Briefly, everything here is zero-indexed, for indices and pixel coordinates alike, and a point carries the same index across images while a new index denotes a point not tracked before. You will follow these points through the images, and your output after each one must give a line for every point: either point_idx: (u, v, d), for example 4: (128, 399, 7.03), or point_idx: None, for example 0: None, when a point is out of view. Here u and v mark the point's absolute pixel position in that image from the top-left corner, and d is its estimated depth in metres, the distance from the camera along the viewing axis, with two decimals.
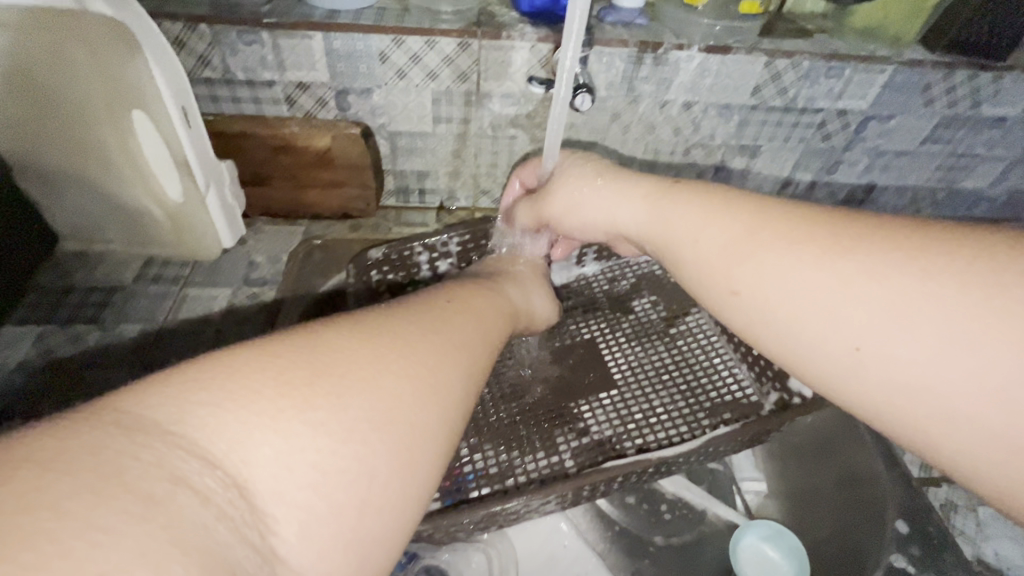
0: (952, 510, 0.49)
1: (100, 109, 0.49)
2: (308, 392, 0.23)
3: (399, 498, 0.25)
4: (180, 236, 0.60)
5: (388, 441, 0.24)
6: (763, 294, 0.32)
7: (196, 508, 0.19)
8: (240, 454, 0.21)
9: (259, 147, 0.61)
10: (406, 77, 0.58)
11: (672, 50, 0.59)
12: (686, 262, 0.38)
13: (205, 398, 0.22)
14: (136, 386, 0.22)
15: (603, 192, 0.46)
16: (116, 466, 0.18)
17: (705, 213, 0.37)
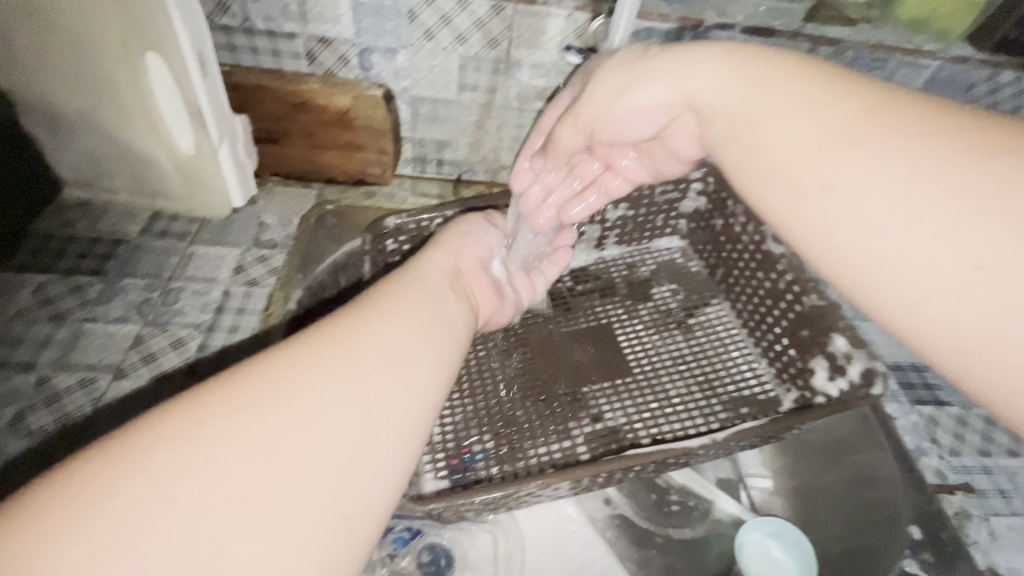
0: (967, 519, 0.47)
1: (112, 50, 0.46)
2: (241, 399, 0.25)
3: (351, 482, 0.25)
4: (189, 191, 0.57)
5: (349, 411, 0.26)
6: (858, 191, 0.27)
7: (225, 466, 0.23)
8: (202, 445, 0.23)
9: (275, 103, 0.58)
10: (434, 39, 0.56)
11: (714, 29, 0.56)
12: (762, 157, 0.31)
13: (209, 439, 0.23)
14: (186, 409, 0.24)
15: (657, 74, 0.36)
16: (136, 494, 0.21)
17: (796, 92, 0.30)
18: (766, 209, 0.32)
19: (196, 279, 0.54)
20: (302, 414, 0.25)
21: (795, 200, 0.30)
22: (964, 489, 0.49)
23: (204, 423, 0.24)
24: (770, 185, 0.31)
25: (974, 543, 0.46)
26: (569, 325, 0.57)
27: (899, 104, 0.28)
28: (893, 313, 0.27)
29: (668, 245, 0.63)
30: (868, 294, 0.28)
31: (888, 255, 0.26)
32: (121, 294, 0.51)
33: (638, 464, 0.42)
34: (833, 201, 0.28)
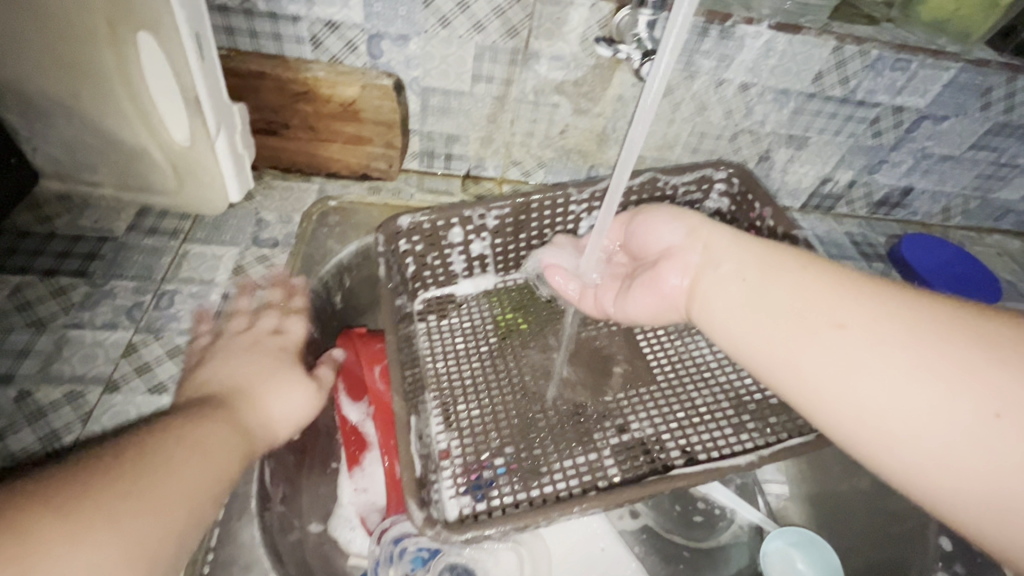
0: None
1: (98, 31, 0.42)
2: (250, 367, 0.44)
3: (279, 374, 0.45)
4: (181, 185, 0.53)
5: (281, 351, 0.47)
6: (865, 341, 0.32)
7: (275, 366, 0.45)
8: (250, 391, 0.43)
9: (277, 91, 0.54)
10: (449, 26, 0.52)
11: (741, 24, 0.54)
12: (775, 295, 0.37)
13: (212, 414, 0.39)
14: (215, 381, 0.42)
15: (686, 219, 0.46)
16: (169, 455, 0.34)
17: (805, 259, 0.38)
18: (777, 352, 0.36)
19: (191, 281, 0.50)
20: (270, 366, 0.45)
21: (811, 340, 0.34)
22: None
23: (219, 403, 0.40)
24: (788, 320, 0.36)
25: None
26: (588, 330, 0.55)
27: (895, 283, 0.35)
28: (890, 460, 0.31)
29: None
30: (892, 444, 0.31)
31: (885, 406, 0.31)
32: (108, 298, 0.47)
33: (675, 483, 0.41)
34: (849, 340, 0.33)
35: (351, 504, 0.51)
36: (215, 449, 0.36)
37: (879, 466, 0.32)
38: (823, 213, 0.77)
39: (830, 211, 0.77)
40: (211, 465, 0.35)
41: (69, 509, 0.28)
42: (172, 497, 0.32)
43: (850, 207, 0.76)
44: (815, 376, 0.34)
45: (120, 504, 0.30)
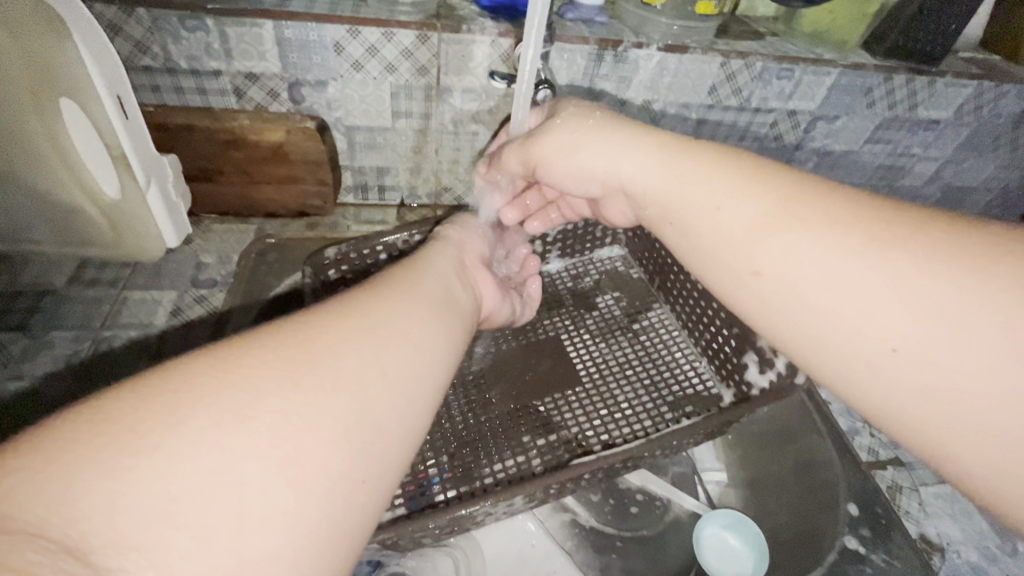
0: (898, 492, 0.50)
1: (22, 99, 0.45)
2: (392, 337, 0.29)
3: (420, 326, 0.32)
4: (117, 236, 0.56)
5: (427, 334, 0.32)
6: (783, 275, 0.32)
7: (379, 342, 0.28)
8: (398, 331, 0.30)
9: (206, 142, 0.57)
10: (363, 70, 0.56)
11: (632, 48, 0.59)
12: (696, 232, 0.37)
13: (297, 392, 0.24)
14: (309, 325, 0.28)
15: (603, 146, 0.42)
16: (236, 407, 0.22)
17: (730, 187, 0.35)
18: (722, 294, 0.36)
19: (130, 325, 0.52)
20: (383, 346, 0.28)
21: (738, 289, 0.35)
22: (893, 463, 0.53)
23: (307, 359, 0.25)
24: (713, 265, 0.36)
25: (905, 514, 0.49)
26: (520, 340, 0.58)
27: (812, 198, 0.32)
28: (828, 388, 0.32)
29: (608, 254, 0.66)
30: (825, 378, 0.31)
31: (837, 327, 0.30)
32: (48, 349, 0.49)
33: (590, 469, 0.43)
34: (766, 285, 0.33)
35: None
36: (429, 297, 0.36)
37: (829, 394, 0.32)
38: None
39: None
40: (430, 314, 0.34)
41: (284, 376, 0.24)
42: (404, 365, 0.29)
43: None
44: (746, 316, 0.35)
45: (351, 348, 0.27)
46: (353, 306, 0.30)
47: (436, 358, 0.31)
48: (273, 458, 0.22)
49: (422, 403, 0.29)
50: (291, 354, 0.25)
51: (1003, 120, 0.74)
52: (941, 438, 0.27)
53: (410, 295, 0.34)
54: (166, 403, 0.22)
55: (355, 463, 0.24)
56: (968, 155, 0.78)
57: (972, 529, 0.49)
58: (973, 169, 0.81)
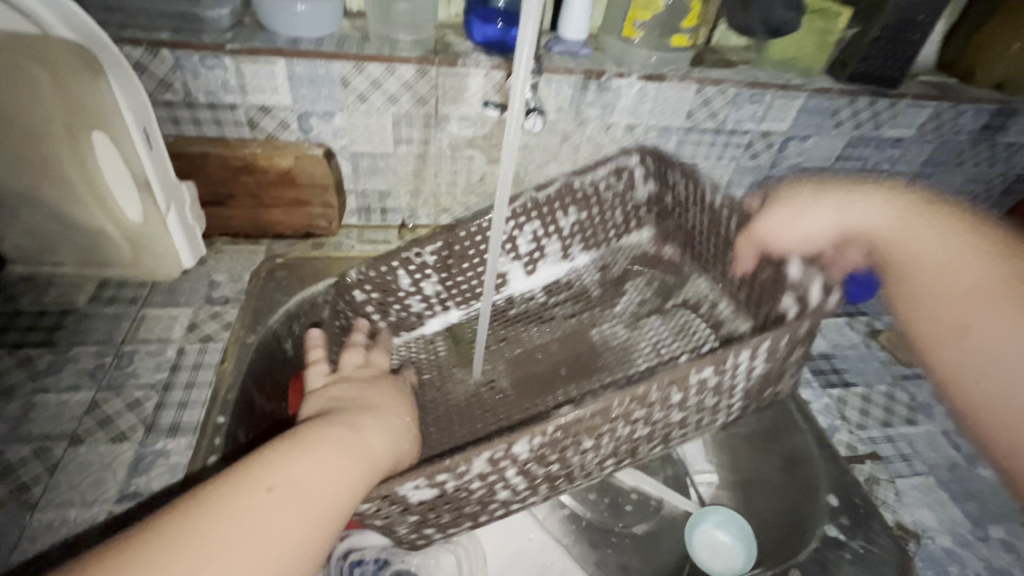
0: (875, 483, 0.54)
1: (57, 133, 0.49)
2: (339, 442, 0.38)
3: (361, 432, 0.40)
4: (137, 257, 0.59)
5: (364, 434, 0.41)
6: (990, 336, 0.38)
7: (327, 450, 0.37)
8: (344, 435, 0.39)
9: (220, 168, 0.62)
10: (367, 101, 0.61)
11: (614, 78, 0.64)
12: (914, 286, 0.44)
13: (262, 508, 0.32)
14: (269, 450, 0.36)
15: (870, 206, 0.48)
16: (214, 531, 0.30)
17: (962, 250, 0.43)
18: (929, 334, 0.42)
19: (149, 340, 0.55)
20: (330, 452, 0.37)
21: (942, 347, 0.40)
22: (871, 458, 0.56)
23: (268, 478, 0.34)
24: (925, 327, 0.42)
25: (882, 503, 0.52)
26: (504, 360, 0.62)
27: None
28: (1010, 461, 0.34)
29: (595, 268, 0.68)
30: (996, 426, 0.35)
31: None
32: (72, 362, 0.52)
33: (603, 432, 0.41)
34: (967, 341, 0.39)
35: None
36: (394, 417, 0.45)
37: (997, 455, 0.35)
38: None
39: None
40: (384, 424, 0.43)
41: (248, 500, 0.32)
42: (346, 462, 0.37)
43: None
44: (937, 369, 0.40)
45: (318, 455, 0.36)
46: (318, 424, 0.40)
47: (375, 449, 0.40)
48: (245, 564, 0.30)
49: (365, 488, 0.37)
50: (254, 478, 0.33)
51: (963, 137, 0.80)
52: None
53: (370, 418, 0.43)
54: (194, 513, 0.31)
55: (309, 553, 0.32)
56: (933, 170, 0.84)
57: (945, 517, 0.52)
58: (940, 183, 0.86)
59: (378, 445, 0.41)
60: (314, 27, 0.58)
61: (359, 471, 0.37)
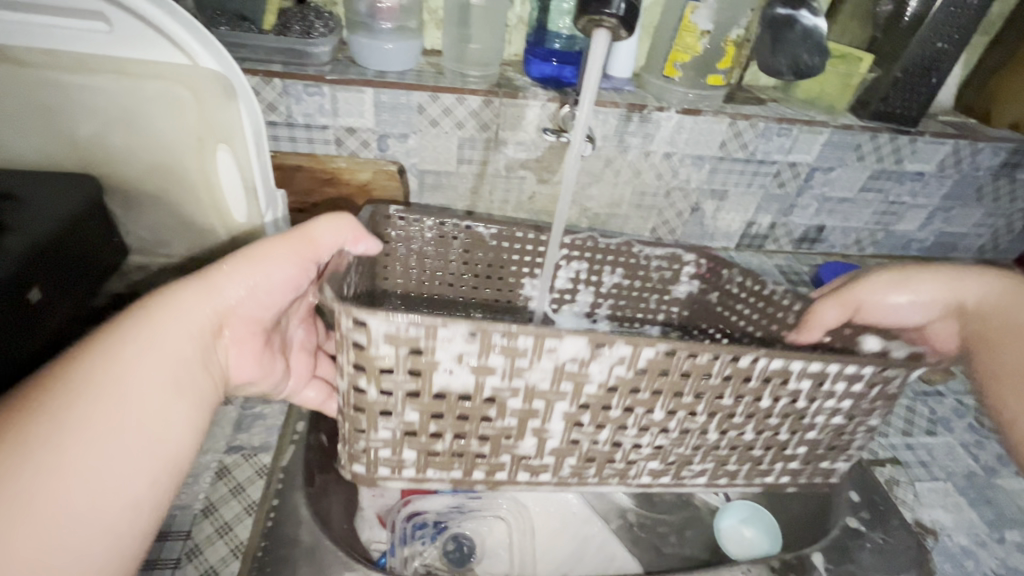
0: (895, 484, 0.58)
1: (190, 142, 0.59)
2: (130, 343, 0.37)
3: (167, 322, 0.39)
4: (236, 254, 0.68)
5: (173, 324, 0.39)
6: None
7: (145, 362, 0.37)
8: (149, 330, 0.38)
9: (308, 179, 0.71)
10: (438, 126, 0.71)
11: (655, 111, 0.72)
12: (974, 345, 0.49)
13: (86, 437, 0.32)
14: (68, 365, 0.34)
15: (913, 291, 0.50)
16: (32, 469, 0.30)
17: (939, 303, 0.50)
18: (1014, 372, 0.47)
19: None
20: (136, 362, 0.36)
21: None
22: (891, 462, 0.60)
23: (66, 406, 0.32)
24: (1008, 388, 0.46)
25: (901, 502, 0.56)
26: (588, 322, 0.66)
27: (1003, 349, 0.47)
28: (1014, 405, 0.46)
29: (686, 290, 0.64)
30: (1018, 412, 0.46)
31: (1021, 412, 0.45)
32: None
33: (633, 419, 0.43)
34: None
35: (370, 507, 0.55)
36: (179, 316, 0.39)
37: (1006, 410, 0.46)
38: (755, 251, 0.92)
39: (761, 248, 0.92)
40: (181, 333, 0.39)
41: (69, 429, 0.32)
42: (152, 369, 0.37)
43: (777, 244, 0.92)
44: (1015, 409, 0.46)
45: (99, 420, 0.33)
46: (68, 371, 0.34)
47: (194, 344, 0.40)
48: (84, 490, 0.31)
49: (185, 395, 0.38)
50: (56, 407, 0.32)
51: (982, 173, 0.85)
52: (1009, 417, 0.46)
53: (148, 330, 0.38)
54: (9, 455, 0.30)
55: (154, 463, 0.35)
56: (954, 204, 0.89)
57: (962, 518, 0.56)
58: (961, 217, 0.91)
59: (165, 369, 0.37)
60: (397, 63, 0.69)
61: (176, 373, 0.38)
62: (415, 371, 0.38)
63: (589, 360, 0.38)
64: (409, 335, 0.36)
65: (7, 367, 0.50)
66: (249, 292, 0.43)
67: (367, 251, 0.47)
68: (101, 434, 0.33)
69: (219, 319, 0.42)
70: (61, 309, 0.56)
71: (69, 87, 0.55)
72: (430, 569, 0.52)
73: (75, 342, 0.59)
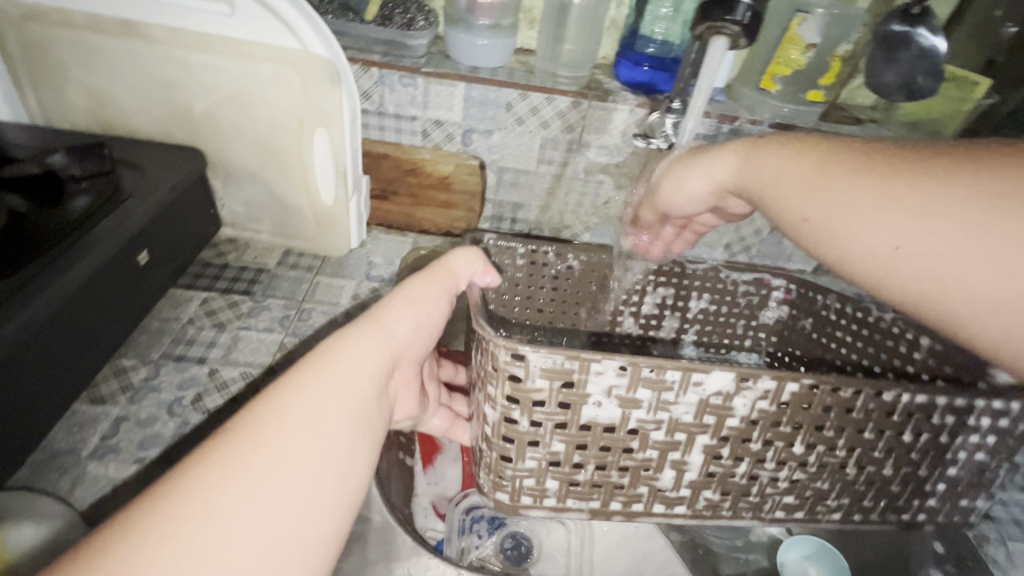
0: (984, 540, 0.54)
1: (292, 124, 0.62)
2: (321, 373, 0.36)
3: (351, 354, 0.38)
4: (318, 234, 0.71)
5: (357, 357, 0.38)
6: (886, 231, 0.34)
7: (335, 396, 0.35)
8: (334, 359, 0.37)
9: (392, 168, 0.73)
10: (523, 124, 0.71)
11: (747, 123, 0.70)
12: (803, 220, 0.38)
13: (284, 467, 0.31)
14: (270, 394, 0.34)
15: (707, 168, 0.45)
16: (241, 497, 0.29)
17: (822, 173, 0.37)
18: (848, 240, 0.35)
19: (323, 302, 0.66)
20: (327, 393, 0.35)
21: (872, 262, 0.35)
22: (981, 515, 0.56)
23: (265, 435, 0.31)
24: (870, 274, 0.35)
25: (992, 560, 0.52)
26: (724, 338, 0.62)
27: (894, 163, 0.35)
28: (893, 276, 0.34)
29: (774, 315, 0.61)
30: (895, 266, 0.34)
31: (958, 285, 0.32)
32: (266, 310, 0.64)
33: (771, 455, 0.42)
34: (907, 259, 0.33)
35: (426, 494, 0.55)
36: (355, 363, 0.37)
37: (889, 291, 0.35)
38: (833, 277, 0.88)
39: None
40: (366, 367, 0.38)
41: (271, 460, 0.31)
42: (342, 404, 0.35)
43: None
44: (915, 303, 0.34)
45: (297, 456, 0.31)
46: (263, 420, 0.32)
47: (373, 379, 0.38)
48: (283, 525, 0.30)
49: (368, 432, 0.36)
50: (257, 437, 0.31)
51: None
52: (935, 294, 0.33)
53: (332, 380, 0.36)
54: (218, 483, 0.29)
55: (343, 504, 0.33)
56: None
57: None
58: None
59: (348, 420, 0.35)
60: (490, 59, 0.69)
61: (364, 406, 0.36)
62: (564, 404, 0.38)
63: (733, 394, 0.39)
64: (564, 369, 0.37)
65: (116, 323, 0.53)
66: (414, 329, 0.42)
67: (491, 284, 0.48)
68: (299, 467, 0.31)
69: (391, 361, 0.40)
70: (164, 273, 0.59)
71: (190, 63, 0.59)
72: (485, 563, 0.52)
73: (171, 305, 0.63)
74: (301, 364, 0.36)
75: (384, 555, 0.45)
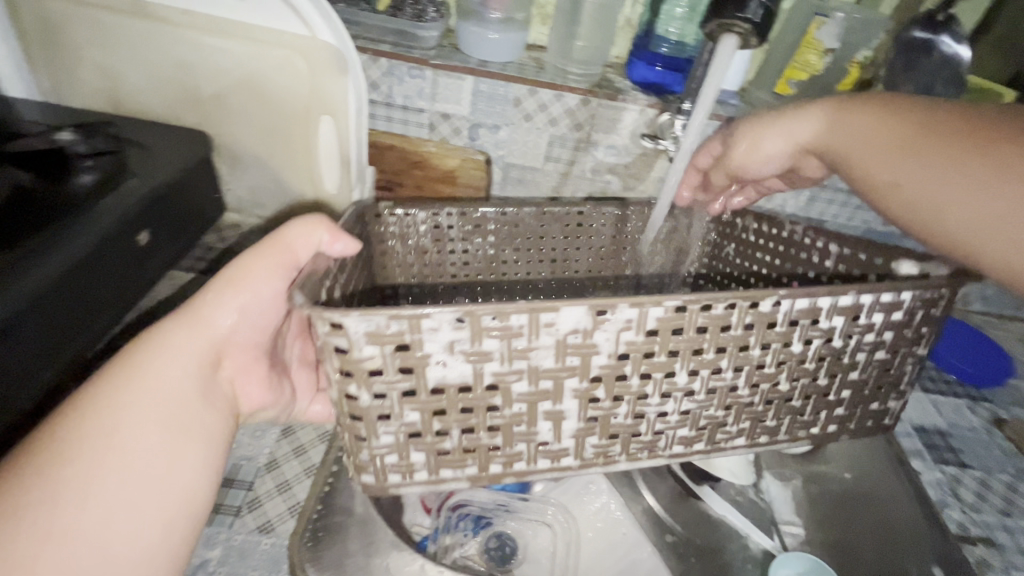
0: (987, 567, 0.51)
1: (299, 111, 0.62)
2: (126, 380, 0.38)
3: (158, 357, 0.40)
4: None
5: (166, 357, 0.40)
6: (975, 202, 0.34)
7: (139, 398, 0.38)
8: (144, 365, 0.39)
9: (398, 159, 0.72)
10: (531, 120, 0.70)
11: None
12: (885, 187, 0.39)
13: (87, 470, 0.34)
14: (74, 405, 0.36)
15: (779, 132, 0.46)
16: (44, 499, 0.32)
17: (900, 144, 0.38)
18: (933, 211, 0.36)
19: None
20: (132, 396, 0.38)
21: (957, 233, 0.35)
22: (984, 542, 0.54)
23: (65, 446, 0.34)
24: (956, 240, 0.36)
25: None
26: (659, 273, 0.63)
27: (981, 131, 0.35)
28: (973, 249, 0.35)
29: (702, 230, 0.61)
30: (979, 239, 0.34)
31: None
32: None
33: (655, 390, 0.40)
34: (996, 232, 0.33)
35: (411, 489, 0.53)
36: (164, 364, 0.40)
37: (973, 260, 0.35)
38: None
39: None
40: (179, 368, 0.40)
41: (70, 468, 0.34)
42: (146, 404, 0.38)
43: None
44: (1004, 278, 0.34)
45: (97, 460, 0.35)
46: (54, 442, 0.34)
47: (183, 377, 0.40)
48: (96, 522, 0.33)
49: (183, 426, 0.39)
50: (54, 448, 0.34)
51: None
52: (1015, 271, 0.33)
53: (139, 384, 0.38)
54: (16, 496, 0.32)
55: (163, 490, 0.37)
56: None
57: None
58: None
59: (159, 424, 0.38)
60: (499, 54, 0.69)
61: (176, 404, 0.39)
62: (407, 369, 0.35)
63: (593, 330, 0.36)
64: (394, 332, 0.33)
65: (114, 302, 0.53)
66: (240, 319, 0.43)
67: (344, 251, 0.41)
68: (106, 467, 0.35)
69: (212, 355, 0.42)
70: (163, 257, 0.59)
71: (200, 46, 0.59)
72: (468, 562, 0.51)
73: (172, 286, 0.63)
74: (99, 380, 0.38)
75: (360, 546, 0.45)
